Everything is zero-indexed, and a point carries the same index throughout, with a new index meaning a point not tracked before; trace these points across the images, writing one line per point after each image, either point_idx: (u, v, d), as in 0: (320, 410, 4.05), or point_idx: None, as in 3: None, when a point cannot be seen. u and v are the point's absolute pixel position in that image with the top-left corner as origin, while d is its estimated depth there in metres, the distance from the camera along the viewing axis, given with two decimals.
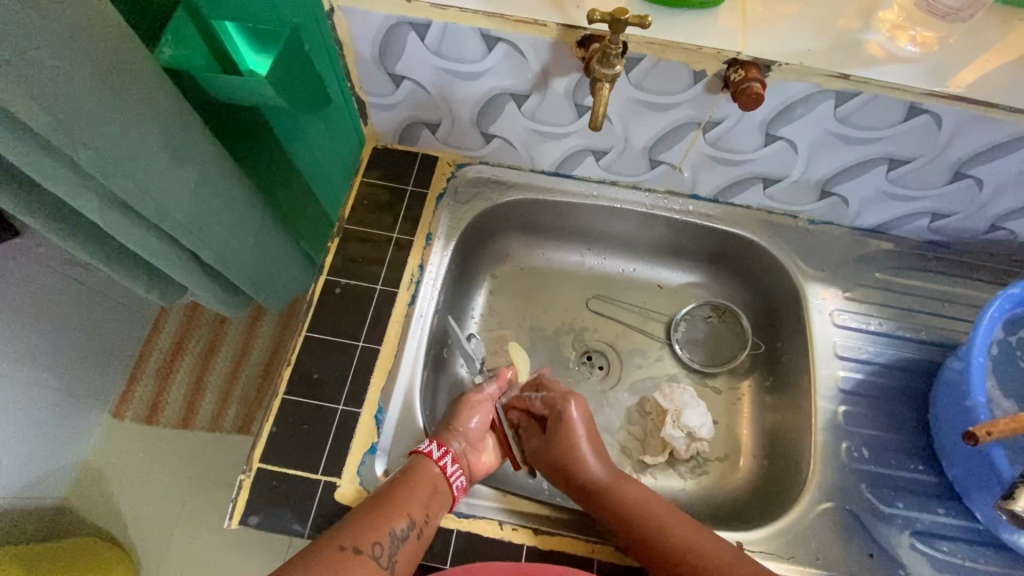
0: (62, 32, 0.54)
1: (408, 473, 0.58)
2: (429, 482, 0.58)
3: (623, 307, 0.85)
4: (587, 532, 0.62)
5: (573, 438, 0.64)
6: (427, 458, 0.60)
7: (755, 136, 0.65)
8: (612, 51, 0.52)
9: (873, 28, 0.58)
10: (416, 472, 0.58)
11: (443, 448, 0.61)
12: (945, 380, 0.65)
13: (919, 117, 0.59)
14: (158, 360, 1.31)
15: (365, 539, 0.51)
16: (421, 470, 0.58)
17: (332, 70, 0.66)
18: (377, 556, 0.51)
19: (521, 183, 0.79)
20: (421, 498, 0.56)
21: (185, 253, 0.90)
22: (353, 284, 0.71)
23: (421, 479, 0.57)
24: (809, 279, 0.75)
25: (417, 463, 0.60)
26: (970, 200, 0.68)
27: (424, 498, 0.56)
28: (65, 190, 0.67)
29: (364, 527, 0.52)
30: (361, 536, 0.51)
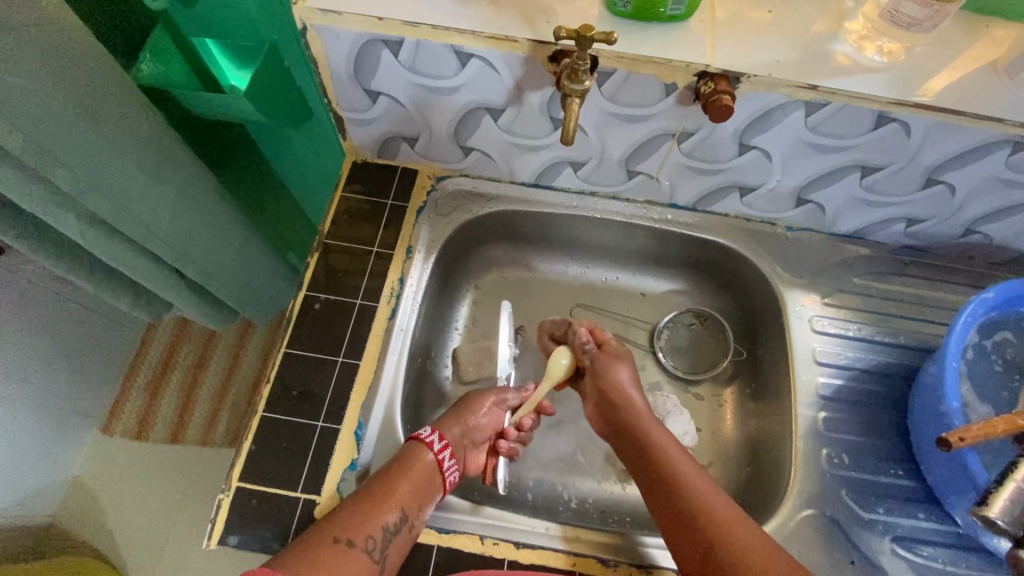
0: (34, 54, 0.54)
1: (407, 463, 0.59)
2: (424, 472, 0.59)
3: (607, 316, 0.86)
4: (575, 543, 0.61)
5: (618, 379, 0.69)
6: (423, 446, 0.61)
7: (729, 146, 0.66)
8: (580, 67, 0.52)
9: (840, 39, 0.59)
10: (413, 459, 0.59)
11: (440, 437, 0.62)
12: (922, 384, 0.66)
13: (888, 125, 0.59)
14: (145, 376, 1.30)
15: (361, 531, 0.52)
16: (415, 457, 0.59)
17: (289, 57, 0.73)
18: (370, 550, 0.52)
19: (501, 194, 0.79)
20: (415, 490, 0.57)
21: (168, 269, 0.90)
22: (333, 299, 0.71)
23: (415, 468, 0.58)
24: (788, 286, 0.76)
25: (413, 449, 0.60)
26: (944, 205, 0.69)
27: (418, 488, 0.57)
28: (43, 211, 0.67)
29: (361, 520, 0.53)
30: (358, 528, 0.52)
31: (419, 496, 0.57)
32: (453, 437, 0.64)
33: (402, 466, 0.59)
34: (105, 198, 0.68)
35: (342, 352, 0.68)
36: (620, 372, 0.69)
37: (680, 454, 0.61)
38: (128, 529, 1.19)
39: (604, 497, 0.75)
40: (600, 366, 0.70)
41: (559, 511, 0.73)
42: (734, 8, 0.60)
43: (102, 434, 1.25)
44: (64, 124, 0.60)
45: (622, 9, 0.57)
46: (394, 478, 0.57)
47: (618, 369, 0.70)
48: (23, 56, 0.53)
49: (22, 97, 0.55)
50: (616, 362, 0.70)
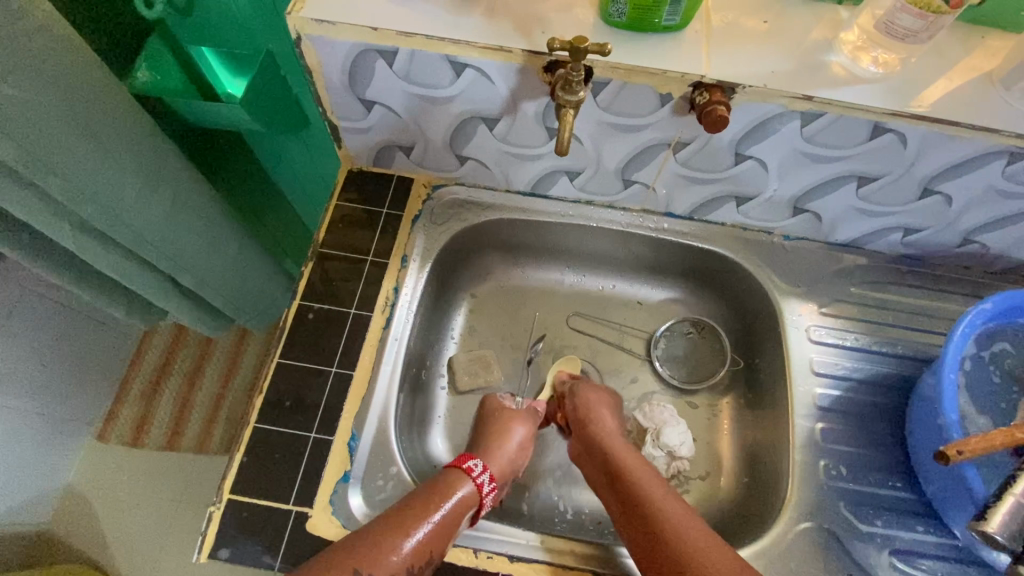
0: (29, 66, 0.55)
1: (442, 488, 0.58)
2: (462, 505, 0.58)
3: (603, 323, 0.85)
4: (583, 561, 0.60)
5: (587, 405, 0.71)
6: (466, 476, 0.61)
7: (725, 155, 0.66)
8: (574, 78, 0.52)
9: (835, 50, 0.59)
10: (451, 490, 0.58)
11: (490, 478, 0.62)
12: (920, 395, 0.65)
13: (884, 136, 0.59)
14: (140, 384, 1.29)
15: (383, 566, 0.50)
16: (454, 483, 0.59)
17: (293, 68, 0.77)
18: None
19: (497, 203, 0.79)
20: (447, 526, 0.55)
21: (165, 278, 0.90)
22: (328, 309, 0.71)
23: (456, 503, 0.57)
24: (785, 295, 0.75)
25: (453, 481, 0.60)
26: (941, 215, 0.69)
27: (451, 526, 0.56)
28: (36, 220, 0.67)
29: (383, 553, 0.51)
30: (380, 560, 0.50)
31: (447, 530, 0.55)
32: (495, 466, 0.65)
33: (438, 496, 0.57)
34: (99, 208, 0.68)
35: (336, 361, 0.68)
36: (609, 423, 0.69)
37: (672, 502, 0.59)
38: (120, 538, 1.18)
39: (600, 509, 0.74)
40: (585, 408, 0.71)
41: (555, 523, 0.72)
42: (729, 18, 0.60)
43: (97, 442, 1.25)
44: (57, 132, 0.59)
45: (617, 19, 0.57)
46: (431, 509, 0.55)
47: (605, 420, 0.70)
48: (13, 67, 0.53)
49: (12, 107, 0.55)
50: (604, 413, 0.70)
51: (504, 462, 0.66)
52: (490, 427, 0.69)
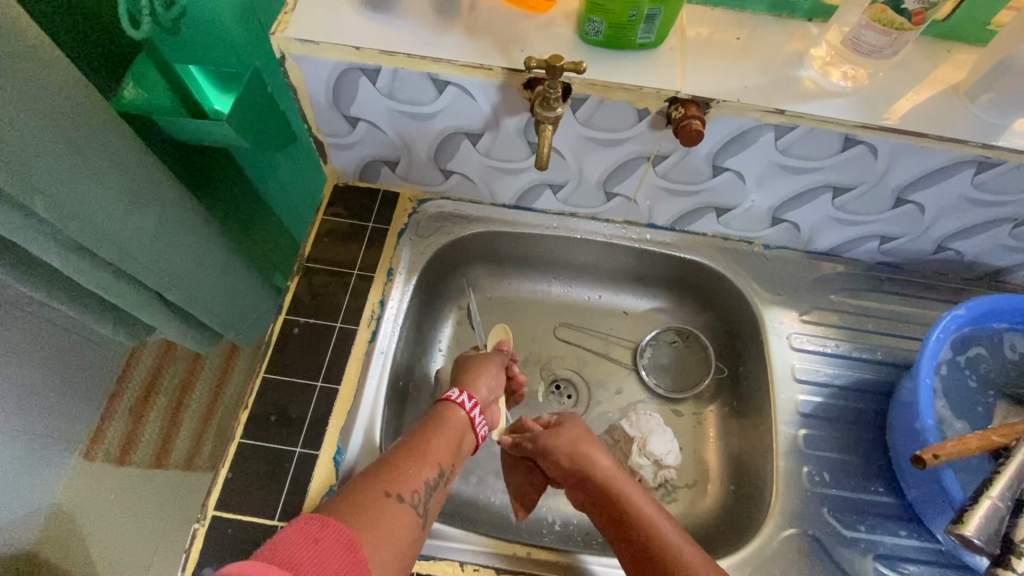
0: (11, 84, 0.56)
1: (438, 415, 0.63)
2: (457, 428, 0.63)
3: (590, 334, 0.86)
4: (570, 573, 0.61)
5: (570, 442, 0.66)
6: (454, 405, 0.65)
7: (703, 167, 0.67)
8: (552, 95, 0.54)
9: (805, 65, 0.61)
10: (446, 416, 0.63)
11: (469, 397, 0.66)
12: (899, 400, 0.66)
13: (855, 147, 0.61)
14: (127, 403, 1.26)
15: (408, 484, 0.54)
16: (449, 412, 0.64)
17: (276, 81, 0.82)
18: (417, 503, 0.54)
19: (482, 216, 0.80)
20: (450, 448, 0.61)
21: (152, 295, 0.90)
22: (314, 323, 0.71)
23: (450, 428, 0.62)
24: (767, 304, 0.77)
25: (443, 410, 0.64)
26: (914, 223, 0.70)
27: (454, 445, 0.61)
28: (19, 238, 0.67)
29: (404, 475, 0.55)
30: (404, 480, 0.54)
31: (452, 448, 0.61)
32: (481, 395, 0.69)
33: (435, 425, 0.62)
34: (84, 226, 0.69)
35: (321, 376, 0.68)
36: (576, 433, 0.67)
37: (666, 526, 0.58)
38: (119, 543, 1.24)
39: (588, 519, 0.74)
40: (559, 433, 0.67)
41: (542, 534, 0.73)
42: (703, 35, 0.62)
43: (82, 462, 1.22)
44: (38, 147, 0.61)
45: (593, 37, 0.58)
46: (433, 435, 0.60)
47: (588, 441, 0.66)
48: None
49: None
50: (580, 439, 0.66)
51: (485, 395, 0.69)
52: (467, 371, 0.72)
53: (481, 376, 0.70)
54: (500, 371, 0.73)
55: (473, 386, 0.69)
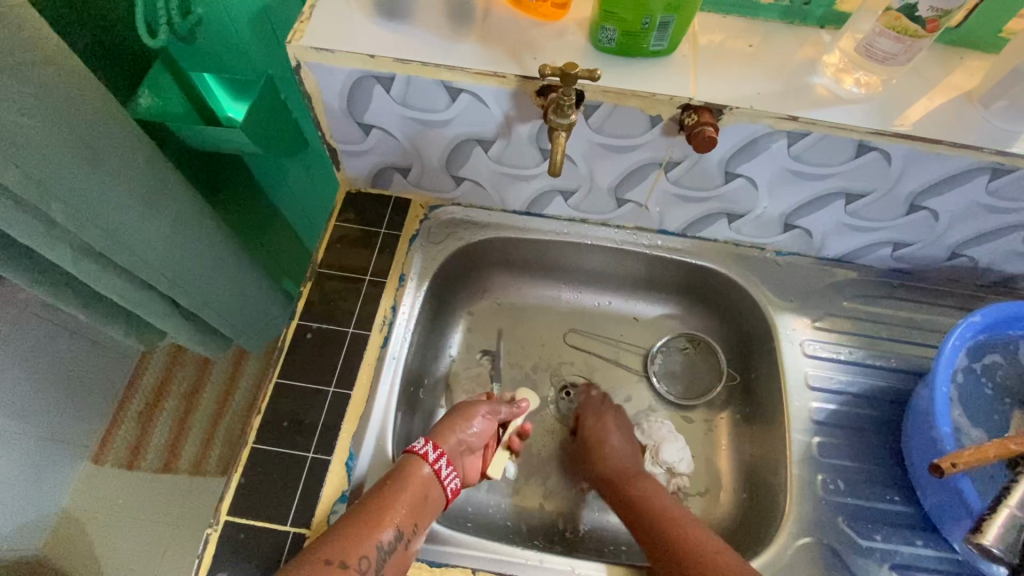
0: (29, 90, 0.57)
1: (402, 470, 0.59)
2: (421, 488, 0.59)
3: (600, 340, 0.86)
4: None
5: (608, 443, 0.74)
6: (420, 460, 0.60)
7: (715, 173, 0.67)
8: (566, 102, 0.54)
9: (818, 72, 0.61)
10: (410, 473, 0.59)
11: (434, 446, 0.62)
12: (914, 408, 0.66)
13: (868, 154, 0.61)
14: (138, 405, 1.30)
15: (358, 551, 0.53)
16: (412, 469, 0.60)
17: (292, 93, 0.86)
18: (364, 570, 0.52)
19: (493, 223, 0.80)
20: (411, 507, 0.57)
21: (165, 298, 0.92)
22: (326, 329, 0.71)
23: (415, 485, 0.58)
24: (779, 310, 0.76)
25: (409, 465, 0.60)
26: (928, 230, 0.70)
27: (419, 506, 0.58)
28: (37, 242, 0.69)
29: (355, 541, 0.53)
30: (352, 549, 0.52)
31: (415, 509, 0.57)
32: (450, 445, 0.64)
33: (396, 486, 0.58)
34: (99, 230, 0.71)
35: (333, 382, 0.68)
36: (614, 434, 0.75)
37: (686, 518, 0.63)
38: (118, 552, 1.21)
39: (599, 527, 0.74)
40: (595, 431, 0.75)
41: (553, 542, 0.72)
42: (715, 42, 0.62)
43: (92, 465, 1.25)
44: (55, 153, 0.62)
45: (606, 45, 0.59)
46: (394, 498, 0.56)
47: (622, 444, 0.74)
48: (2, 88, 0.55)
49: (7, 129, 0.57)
50: (615, 439, 0.74)
51: (457, 442, 0.65)
52: (446, 417, 0.68)
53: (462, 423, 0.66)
54: (488, 417, 0.69)
55: (445, 437, 0.64)
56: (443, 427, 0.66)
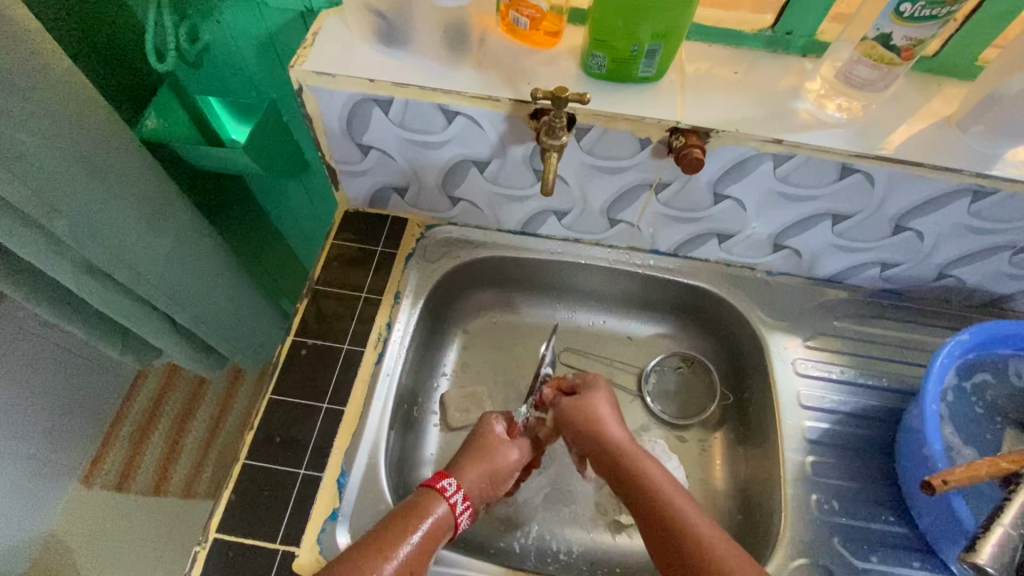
0: (39, 110, 0.59)
1: (417, 505, 0.59)
2: (436, 526, 0.58)
3: (595, 359, 0.86)
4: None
5: (593, 416, 0.68)
6: (440, 496, 0.60)
7: (704, 195, 0.69)
8: (557, 123, 0.56)
9: (802, 97, 0.63)
10: (427, 510, 0.59)
11: (463, 497, 0.62)
12: (905, 426, 0.66)
13: (852, 176, 0.63)
14: (128, 429, 1.28)
15: None
16: (430, 504, 0.59)
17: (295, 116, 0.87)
18: None
19: (488, 242, 0.81)
20: (421, 548, 0.56)
21: (162, 316, 0.92)
22: (321, 345, 0.72)
23: (430, 525, 0.58)
24: (771, 330, 0.77)
25: (427, 501, 0.60)
26: (914, 251, 0.71)
27: (429, 546, 0.57)
28: (38, 258, 0.70)
29: None
30: None
31: (425, 552, 0.56)
32: (472, 492, 0.64)
33: (413, 518, 0.57)
34: (101, 247, 0.72)
35: (327, 398, 0.68)
36: (599, 402, 0.69)
37: (682, 498, 0.60)
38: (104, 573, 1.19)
39: (593, 548, 0.73)
40: (580, 399, 0.70)
41: (547, 564, 0.71)
42: (701, 70, 0.65)
43: (80, 487, 1.23)
44: (62, 171, 0.63)
45: (597, 71, 0.61)
46: (406, 534, 0.56)
47: (608, 412, 0.69)
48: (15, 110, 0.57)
49: (17, 148, 0.58)
50: (608, 413, 0.68)
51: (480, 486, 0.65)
52: (466, 452, 0.67)
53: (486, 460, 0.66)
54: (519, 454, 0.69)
55: (469, 480, 0.64)
56: (469, 462, 0.66)
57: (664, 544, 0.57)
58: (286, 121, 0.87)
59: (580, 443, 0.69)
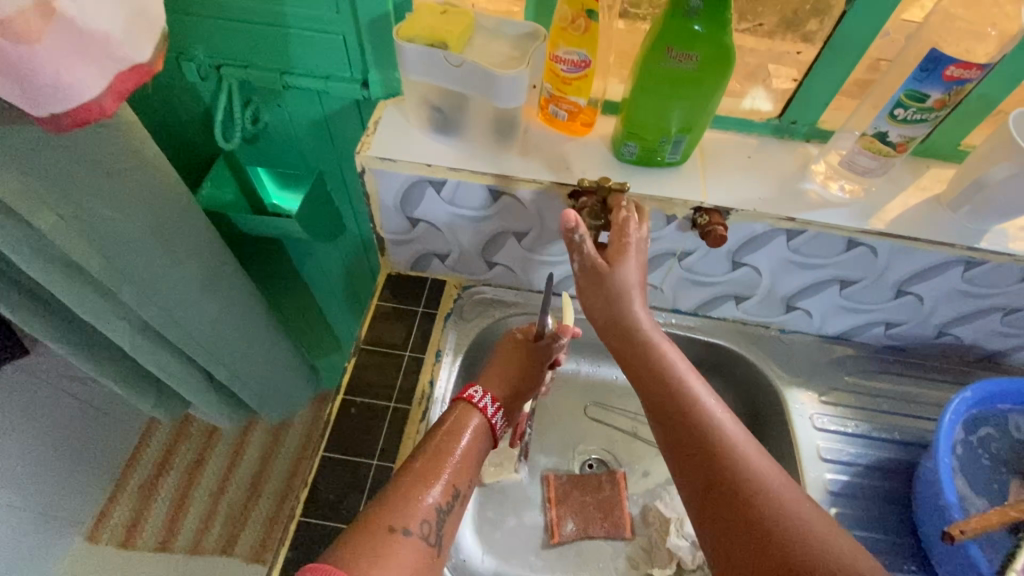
0: (125, 190, 0.66)
1: (452, 423, 0.62)
2: (473, 439, 0.61)
3: (619, 413, 0.91)
4: None
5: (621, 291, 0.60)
6: (471, 408, 0.63)
7: (724, 263, 0.76)
8: (597, 209, 0.66)
9: (809, 179, 0.71)
10: (461, 428, 0.61)
11: (492, 400, 0.64)
12: (920, 478, 0.70)
13: (858, 249, 0.70)
14: (137, 479, 1.30)
15: (416, 512, 0.54)
16: (464, 419, 0.62)
17: (343, 187, 0.93)
18: (428, 536, 0.53)
19: (521, 302, 0.87)
20: (462, 466, 0.59)
21: (200, 371, 0.96)
22: (367, 403, 0.76)
23: (465, 440, 0.61)
24: (788, 385, 0.82)
25: (459, 417, 0.62)
26: (915, 312, 0.78)
27: (469, 460, 0.60)
28: (101, 320, 0.75)
29: (412, 501, 0.54)
30: (412, 511, 0.54)
31: (465, 466, 0.60)
32: (502, 397, 0.66)
33: (450, 435, 0.60)
34: (159, 308, 0.76)
35: (376, 456, 0.71)
36: (633, 275, 0.60)
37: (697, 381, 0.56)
38: None
39: None
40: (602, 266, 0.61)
41: None
42: (719, 154, 0.73)
43: (87, 543, 1.23)
44: (137, 243, 0.69)
45: (628, 158, 0.69)
46: (448, 452, 0.59)
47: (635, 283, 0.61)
48: (105, 188, 0.63)
49: (102, 221, 0.64)
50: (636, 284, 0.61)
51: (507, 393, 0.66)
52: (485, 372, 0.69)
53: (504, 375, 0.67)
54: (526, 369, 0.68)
55: (496, 384, 0.66)
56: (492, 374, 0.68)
57: (670, 428, 0.53)
58: (330, 190, 0.93)
59: (601, 324, 0.61)
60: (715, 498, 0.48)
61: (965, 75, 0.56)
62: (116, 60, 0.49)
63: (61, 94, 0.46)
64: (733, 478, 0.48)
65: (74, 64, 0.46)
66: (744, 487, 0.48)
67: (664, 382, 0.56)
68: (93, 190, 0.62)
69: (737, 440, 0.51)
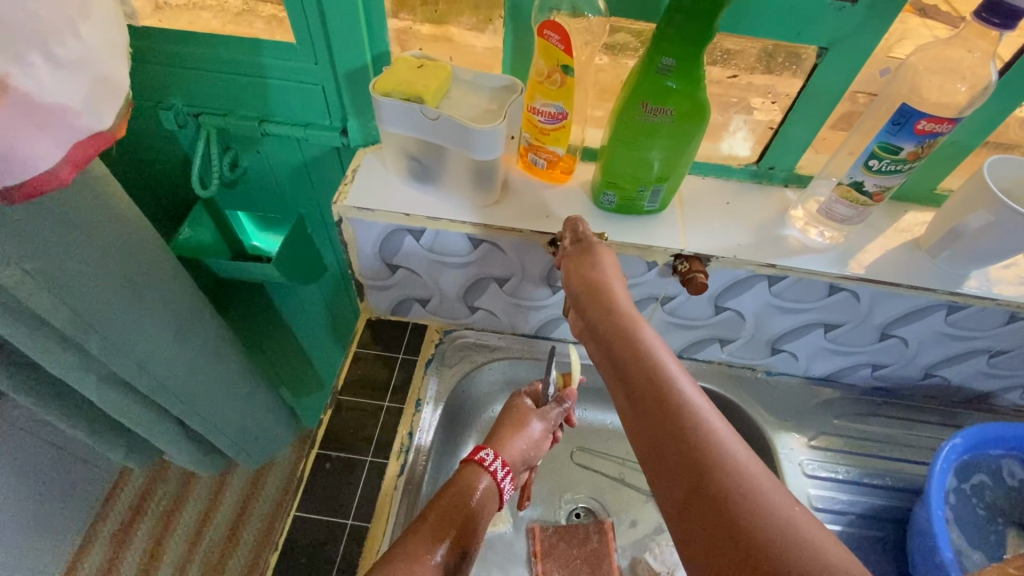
0: (94, 244, 0.64)
1: (461, 483, 0.60)
2: (480, 500, 0.59)
3: (606, 458, 0.88)
4: None
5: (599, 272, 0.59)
6: (482, 470, 0.61)
7: (707, 307, 0.75)
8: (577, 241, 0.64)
9: (789, 225, 0.71)
10: (471, 487, 0.59)
11: (502, 464, 0.62)
12: (914, 530, 0.68)
13: (839, 293, 0.69)
14: (110, 528, 1.25)
15: (424, 566, 0.52)
16: (473, 478, 0.60)
17: (322, 229, 0.93)
18: None
19: (503, 346, 0.85)
20: (469, 524, 0.57)
21: (173, 421, 0.92)
22: (344, 457, 0.73)
23: (472, 499, 0.59)
24: (776, 430, 0.81)
25: (470, 477, 0.60)
26: (900, 354, 0.77)
27: (476, 520, 0.58)
28: (68, 374, 0.72)
29: (421, 556, 0.52)
30: (421, 564, 0.52)
31: (472, 525, 0.57)
32: (513, 460, 0.64)
33: (458, 493, 0.59)
34: (129, 360, 0.74)
35: (352, 515, 0.69)
36: (610, 261, 0.60)
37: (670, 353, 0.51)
38: None
39: None
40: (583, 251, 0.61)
41: None
42: (698, 200, 0.73)
43: None
44: (107, 296, 0.67)
45: (607, 206, 0.69)
46: (457, 510, 0.57)
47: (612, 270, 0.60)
48: (73, 242, 0.62)
49: (69, 276, 0.62)
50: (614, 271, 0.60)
51: (519, 456, 0.65)
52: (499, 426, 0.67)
53: (519, 435, 0.66)
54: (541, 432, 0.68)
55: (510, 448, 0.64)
56: (505, 433, 0.66)
57: (634, 394, 0.48)
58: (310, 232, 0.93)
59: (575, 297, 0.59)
60: (695, 501, 0.40)
61: (937, 129, 0.56)
62: (76, 130, 0.46)
63: (15, 167, 0.43)
64: (694, 446, 0.42)
65: (30, 136, 0.43)
66: (729, 489, 0.39)
67: (635, 351, 0.51)
68: (59, 245, 0.60)
69: (716, 424, 0.43)
